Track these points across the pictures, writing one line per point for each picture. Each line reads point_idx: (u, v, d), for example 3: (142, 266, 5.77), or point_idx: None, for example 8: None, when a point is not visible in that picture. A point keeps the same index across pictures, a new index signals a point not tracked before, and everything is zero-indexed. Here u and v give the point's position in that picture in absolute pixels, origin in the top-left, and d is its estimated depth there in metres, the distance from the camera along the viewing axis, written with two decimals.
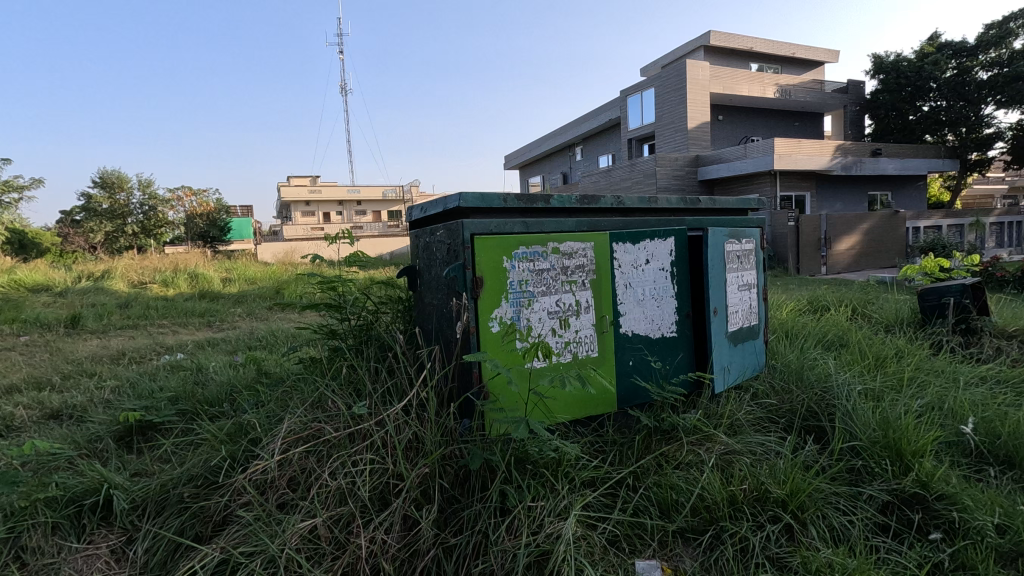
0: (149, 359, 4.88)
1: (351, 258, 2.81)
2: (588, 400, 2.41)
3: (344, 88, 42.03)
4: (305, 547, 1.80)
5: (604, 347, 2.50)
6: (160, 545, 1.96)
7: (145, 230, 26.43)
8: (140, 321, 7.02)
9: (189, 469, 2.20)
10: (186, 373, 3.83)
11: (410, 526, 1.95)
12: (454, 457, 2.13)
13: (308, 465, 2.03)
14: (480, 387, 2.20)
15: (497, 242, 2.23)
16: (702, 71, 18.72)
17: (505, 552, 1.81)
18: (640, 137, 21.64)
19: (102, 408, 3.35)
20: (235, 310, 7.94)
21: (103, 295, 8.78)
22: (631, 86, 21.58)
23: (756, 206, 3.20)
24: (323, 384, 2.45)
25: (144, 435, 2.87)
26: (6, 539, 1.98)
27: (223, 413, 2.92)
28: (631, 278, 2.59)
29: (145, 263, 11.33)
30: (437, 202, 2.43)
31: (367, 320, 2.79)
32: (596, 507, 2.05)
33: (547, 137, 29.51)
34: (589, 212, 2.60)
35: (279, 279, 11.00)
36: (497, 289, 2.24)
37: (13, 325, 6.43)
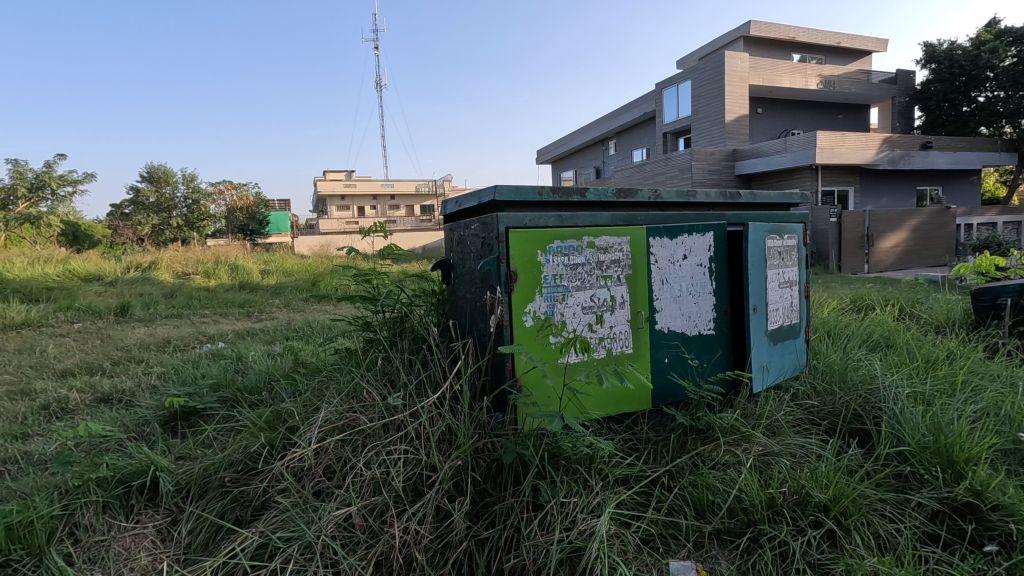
0: (192, 347, 5.06)
1: (385, 251, 2.84)
2: (622, 396, 2.38)
3: (379, 84, 42.69)
4: (340, 535, 1.83)
5: (639, 343, 2.46)
6: (202, 526, 2.02)
7: (189, 222, 27.35)
8: (184, 311, 7.28)
9: (229, 454, 2.27)
10: (226, 362, 3.95)
11: (443, 518, 1.96)
12: (487, 451, 2.13)
13: (344, 454, 2.06)
14: (513, 382, 2.19)
15: (531, 236, 2.21)
16: (741, 63, 18.26)
17: (537, 547, 1.80)
18: (675, 131, 21.24)
19: (150, 393, 3.50)
20: (273, 301, 8.15)
21: (151, 285, 9.15)
22: (667, 79, 21.18)
23: (800, 201, 3.10)
24: (358, 374, 2.48)
25: (188, 421, 2.98)
26: (61, 515, 2.08)
27: (262, 401, 3.00)
28: (668, 274, 2.54)
29: (189, 255, 11.75)
30: (471, 195, 2.42)
31: (401, 312, 2.81)
32: (630, 505, 2.03)
33: (580, 132, 29.29)
34: (625, 206, 2.56)
35: (315, 272, 11.25)
36: (531, 283, 2.22)
37: (67, 313, 6.76)
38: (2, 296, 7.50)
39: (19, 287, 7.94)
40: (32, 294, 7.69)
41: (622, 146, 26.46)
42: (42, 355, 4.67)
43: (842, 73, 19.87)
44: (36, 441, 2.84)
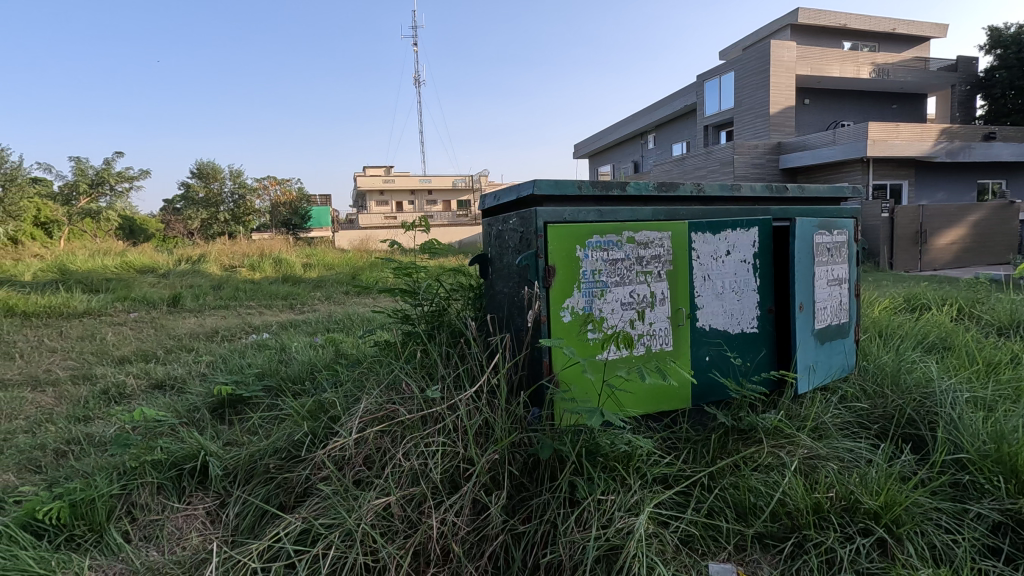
0: (239, 337, 5.25)
1: (424, 245, 2.88)
2: (662, 394, 2.34)
3: (417, 80, 43.15)
4: (380, 524, 1.86)
5: (679, 340, 2.41)
6: (249, 510, 2.10)
7: (235, 217, 28.36)
8: (231, 302, 7.55)
9: (274, 441, 2.35)
10: (271, 352, 4.08)
11: (479, 510, 1.97)
12: (523, 445, 2.13)
13: (383, 445, 2.10)
14: (551, 377, 2.18)
15: (570, 231, 2.20)
16: (788, 51, 17.61)
17: (574, 544, 1.79)
18: (717, 123, 20.70)
19: (200, 381, 3.65)
20: (314, 294, 8.37)
21: (200, 277, 9.52)
22: (708, 71, 20.64)
23: (851, 194, 2.97)
24: (397, 366, 2.53)
25: (235, 408, 3.09)
26: (120, 494, 2.20)
27: (305, 391, 3.09)
28: (710, 270, 2.48)
29: (236, 248, 12.18)
30: (510, 190, 2.42)
31: (439, 306, 2.85)
32: (668, 505, 1.99)
33: (619, 125, 28.88)
34: (666, 200, 2.51)
35: (355, 265, 11.48)
36: (570, 278, 2.20)
37: (124, 303, 7.11)
38: (66, 287, 7.95)
39: (81, 278, 8.41)
40: (93, 285, 8.12)
41: (661, 140, 25.99)
42: (101, 342, 4.93)
43: (897, 60, 18.95)
44: (97, 424, 3.00)
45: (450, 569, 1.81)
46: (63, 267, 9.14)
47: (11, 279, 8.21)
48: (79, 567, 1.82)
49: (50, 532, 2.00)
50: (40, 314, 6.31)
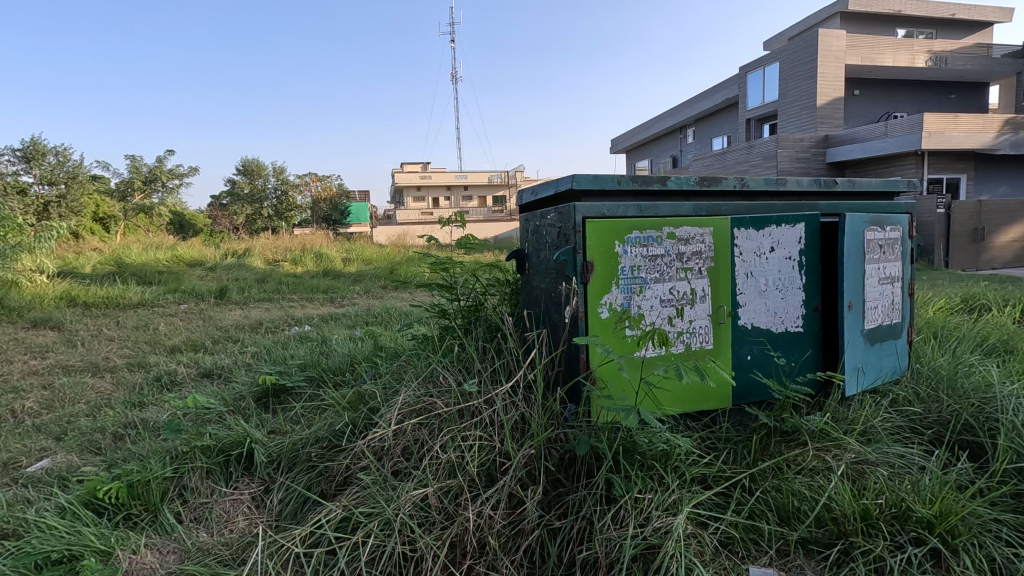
0: (282, 329, 5.43)
1: (462, 240, 2.90)
2: (701, 393, 2.30)
3: (455, 76, 43.48)
4: (417, 514, 1.89)
5: (719, 339, 2.36)
6: (292, 496, 2.16)
7: (278, 212, 29.26)
8: (275, 295, 7.79)
9: (316, 431, 2.42)
10: (313, 344, 4.18)
11: (516, 505, 1.98)
12: (560, 442, 2.13)
13: (421, 436, 2.14)
14: (588, 374, 2.17)
15: (609, 226, 2.17)
16: (838, 40, 16.92)
17: (611, 542, 1.77)
18: (760, 116, 20.09)
19: (245, 370, 3.78)
20: (354, 288, 8.54)
21: (245, 271, 9.86)
22: (751, 62, 20.05)
23: (906, 189, 2.84)
24: (435, 360, 2.56)
25: (278, 398, 3.19)
26: (173, 477, 2.31)
27: (345, 382, 3.17)
28: (753, 267, 2.41)
29: (279, 243, 12.56)
30: (548, 184, 2.40)
31: (476, 301, 2.87)
32: (707, 506, 1.95)
33: (657, 120, 28.36)
34: (709, 195, 2.45)
35: (393, 260, 11.67)
36: (608, 274, 2.18)
37: (175, 294, 7.42)
38: (122, 279, 8.37)
39: (136, 271, 8.84)
40: (147, 277, 8.52)
41: (700, 134, 25.42)
42: (154, 332, 5.17)
43: (956, 47, 17.96)
44: (151, 409, 3.16)
45: (487, 561, 1.82)
46: (120, 260, 9.62)
47: (73, 271, 8.69)
48: (136, 545, 1.91)
49: (109, 510, 2.12)
50: (100, 304, 6.67)
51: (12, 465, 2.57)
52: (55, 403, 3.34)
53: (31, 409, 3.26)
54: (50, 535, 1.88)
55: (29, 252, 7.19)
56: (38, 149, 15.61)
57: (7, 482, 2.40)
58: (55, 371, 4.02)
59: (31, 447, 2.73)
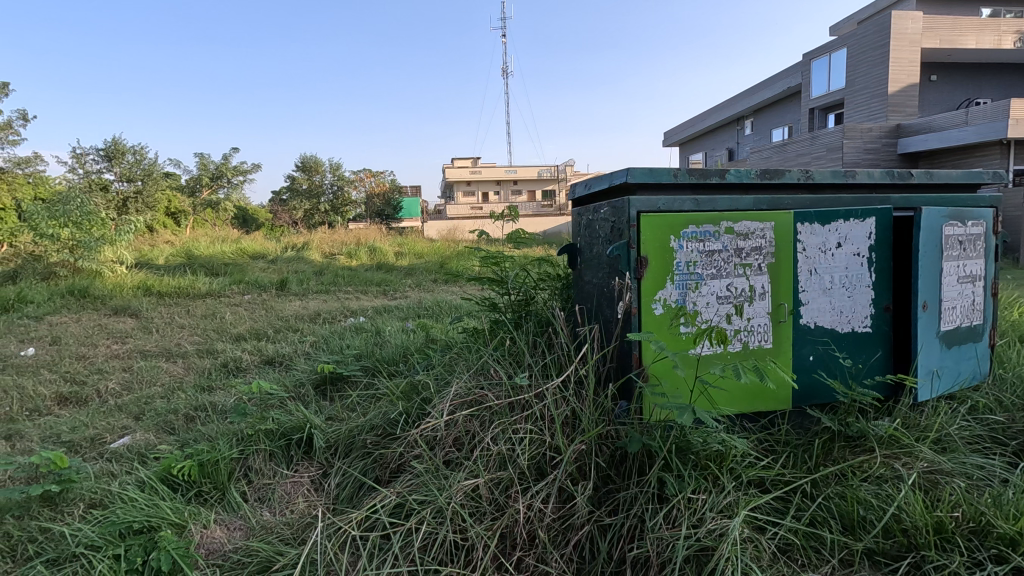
0: (338, 320, 5.63)
1: (514, 235, 2.92)
2: (759, 393, 2.24)
3: (506, 72, 43.68)
4: (468, 504, 1.92)
5: (780, 338, 2.27)
6: (349, 481, 2.24)
7: (334, 208, 30.25)
8: (331, 287, 8.07)
9: (371, 419, 2.50)
10: (367, 335, 4.30)
11: (566, 499, 1.98)
12: (611, 438, 2.11)
13: (472, 428, 2.17)
14: (640, 370, 2.14)
15: (665, 220, 2.12)
16: (912, 23, 15.85)
17: (662, 541, 1.75)
18: (824, 106, 19.11)
19: (304, 359, 3.94)
20: (405, 281, 8.73)
21: (303, 263, 10.26)
22: (816, 49, 19.09)
23: (991, 180, 2.63)
24: (486, 352, 2.59)
25: (335, 385, 3.32)
26: (239, 458, 2.44)
27: (399, 372, 3.26)
28: (818, 264, 2.30)
29: (335, 237, 13.00)
30: (602, 178, 2.37)
31: (527, 296, 2.89)
32: (765, 510, 1.89)
33: (713, 111, 27.45)
34: (770, 189, 2.36)
35: (443, 254, 11.83)
36: (663, 269, 2.14)
37: (240, 285, 7.82)
38: (193, 270, 8.88)
39: (205, 263, 9.35)
40: (214, 268, 9.01)
41: (759, 125, 24.45)
42: (221, 321, 5.46)
43: None
44: (219, 393, 3.35)
45: (536, 553, 1.82)
46: (190, 252, 10.22)
47: (149, 262, 9.30)
48: (206, 520, 2.04)
49: (182, 486, 2.26)
50: (173, 294, 7.10)
51: (98, 440, 2.78)
52: (134, 385, 3.60)
53: (113, 390, 3.51)
54: (132, 507, 2.02)
55: (111, 244, 7.74)
56: (119, 148, 16.79)
57: (94, 456, 2.61)
58: (134, 355, 4.32)
59: (114, 425, 2.95)
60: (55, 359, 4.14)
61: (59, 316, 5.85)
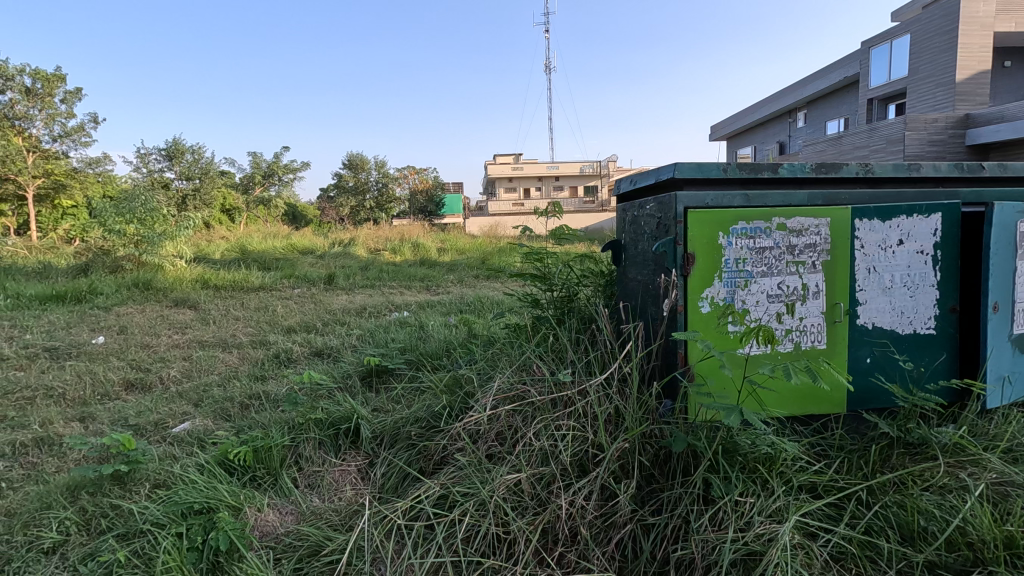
0: (383, 314, 5.77)
1: (557, 231, 2.90)
2: (811, 396, 2.17)
3: (548, 67, 43.52)
4: (511, 498, 1.94)
5: (834, 338, 2.19)
6: (394, 471, 2.29)
7: (379, 204, 30.93)
8: (376, 282, 8.26)
9: (415, 412, 2.56)
10: (411, 329, 4.39)
11: (608, 497, 1.96)
12: (655, 438, 2.08)
13: (514, 423, 2.19)
14: (686, 369, 2.11)
15: (713, 216, 2.07)
16: (984, 5, 14.86)
17: (708, 543, 1.71)
18: (885, 96, 18.18)
19: (351, 351, 4.06)
20: (448, 277, 8.85)
21: (350, 259, 10.54)
22: (876, 36, 18.17)
23: None
24: (528, 348, 2.60)
25: (381, 377, 3.40)
26: (291, 446, 2.53)
27: (442, 365, 3.32)
28: (877, 262, 2.20)
29: (380, 233, 13.30)
30: (648, 174, 2.34)
31: (569, 292, 2.89)
32: (817, 516, 1.83)
33: (764, 103, 26.53)
34: (827, 183, 2.27)
35: (485, 251, 11.93)
36: (710, 266, 2.09)
37: (290, 279, 8.11)
38: (246, 264, 9.27)
39: (257, 257, 9.73)
40: (266, 263, 9.37)
41: (813, 117, 23.47)
42: (273, 313, 5.68)
43: None
44: (272, 383, 3.50)
45: (578, 550, 1.82)
46: (244, 247, 10.67)
47: (206, 257, 9.76)
48: (260, 503, 2.12)
49: (238, 471, 2.37)
50: (228, 287, 7.42)
51: (162, 425, 2.95)
52: (193, 373, 3.80)
53: (175, 377, 3.70)
54: (193, 488, 2.13)
55: (172, 239, 8.16)
56: (178, 148, 17.64)
57: (158, 440, 2.77)
58: (193, 345, 4.55)
59: (176, 411, 3.11)
60: (123, 347, 4.40)
61: (126, 306, 6.21)
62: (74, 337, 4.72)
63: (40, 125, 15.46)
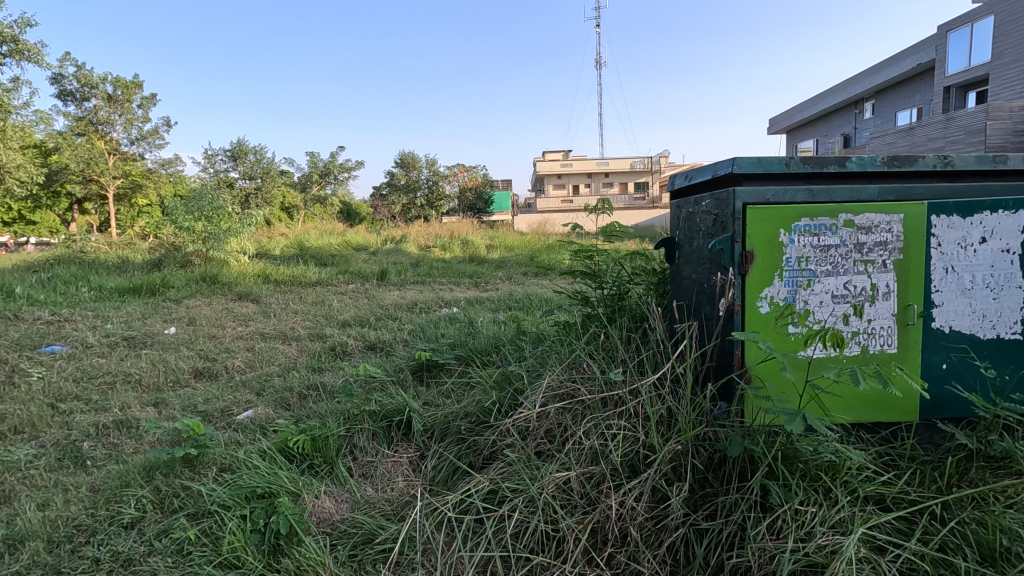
0: (434, 309, 5.87)
1: (608, 228, 2.86)
2: (879, 402, 2.05)
3: (599, 64, 43.03)
4: (560, 496, 1.93)
5: (906, 342, 2.06)
6: (444, 465, 2.33)
7: (429, 202, 31.50)
8: (426, 278, 8.42)
9: (465, 407, 2.60)
10: (461, 325, 4.44)
11: (660, 499, 1.93)
12: (709, 440, 2.02)
13: (564, 421, 2.19)
14: (743, 371, 2.04)
15: (774, 213, 1.99)
16: None
17: (765, 552, 1.66)
18: (963, 83, 16.97)
19: (403, 346, 4.15)
20: (496, 273, 8.91)
21: (401, 255, 10.78)
22: (954, 20, 16.98)
23: None
24: (578, 347, 2.58)
25: (431, 372, 3.47)
26: (346, 436, 2.62)
27: (491, 362, 3.34)
28: (956, 261, 2.05)
29: (431, 230, 13.54)
30: (705, 169, 2.27)
31: (620, 291, 2.85)
32: (885, 530, 1.73)
33: (827, 93, 25.29)
34: (900, 178, 2.14)
35: (533, 248, 11.94)
36: (770, 264, 2.01)
37: (345, 275, 8.39)
38: (304, 260, 9.65)
39: (314, 253, 10.11)
40: (322, 259, 9.71)
41: (881, 107, 22.18)
42: (329, 308, 5.89)
43: None
44: (328, 374, 3.63)
45: (628, 552, 1.79)
46: (301, 244, 11.12)
47: (267, 253, 10.23)
48: (318, 490, 2.21)
49: (297, 458, 2.47)
50: (287, 282, 7.73)
51: (228, 412, 3.11)
52: (256, 363, 3.98)
53: (238, 367, 3.90)
54: (256, 473, 2.23)
55: (236, 236, 8.57)
56: (242, 149, 18.52)
57: (224, 426, 2.92)
58: (255, 336, 4.78)
59: (240, 399, 3.28)
60: (192, 338, 4.67)
61: (194, 299, 6.59)
62: (149, 328, 5.05)
63: (120, 130, 16.57)
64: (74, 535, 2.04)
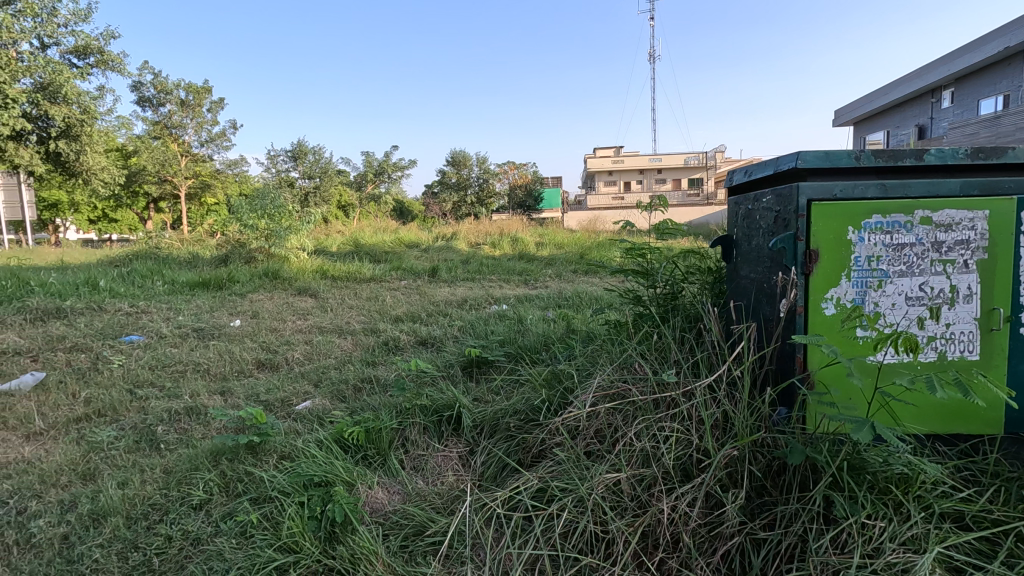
0: (484, 307, 5.91)
1: (662, 226, 2.77)
2: (957, 413, 1.92)
3: (653, 58, 42.06)
4: (610, 497, 1.90)
5: (989, 348, 1.91)
6: (493, 461, 2.34)
7: (479, 199, 31.74)
8: (476, 275, 8.49)
9: (514, 404, 2.60)
10: (510, 323, 4.45)
11: (714, 505, 1.87)
12: (768, 446, 1.94)
13: (614, 421, 2.16)
14: (805, 376, 1.95)
15: (842, 209, 1.88)
16: None
17: (827, 566, 1.58)
18: None
19: (453, 342, 4.21)
20: (546, 271, 8.89)
21: (452, 252, 10.92)
22: None
23: None
24: (630, 346, 2.53)
25: (481, 368, 3.49)
26: (398, 429, 2.68)
27: (540, 360, 3.34)
28: None
29: (481, 227, 13.64)
30: (766, 164, 2.18)
31: (673, 290, 2.78)
32: (964, 550, 1.61)
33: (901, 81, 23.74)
34: (984, 171, 1.98)
35: (583, 245, 11.82)
36: (837, 264, 1.90)
37: (397, 272, 8.57)
38: (359, 257, 9.93)
39: (368, 250, 10.40)
40: (376, 256, 9.97)
41: (962, 96, 20.64)
42: (382, 303, 6.03)
43: None
44: (381, 368, 3.72)
45: (680, 558, 1.75)
46: (357, 241, 11.45)
47: (325, 250, 10.59)
48: (371, 481, 2.27)
49: (352, 448, 2.54)
50: (343, 278, 7.98)
51: (287, 402, 3.25)
52: (313, 356, 4.14)
53: (297, 359, 4.06)
54: (314, 462, 2.32)
55: (296, 233, 8.91)
56: (302, 150, 19.24)
57: (285, 415, 3.05)
58: (313, 330, 4.96)
59: (299, 390, 3.41)
60: (255, 330, 4.90)
61: (257, 294, 6.91)
62: (216, 320, 5.33)
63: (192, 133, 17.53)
64: (149, 513, 2.18)
